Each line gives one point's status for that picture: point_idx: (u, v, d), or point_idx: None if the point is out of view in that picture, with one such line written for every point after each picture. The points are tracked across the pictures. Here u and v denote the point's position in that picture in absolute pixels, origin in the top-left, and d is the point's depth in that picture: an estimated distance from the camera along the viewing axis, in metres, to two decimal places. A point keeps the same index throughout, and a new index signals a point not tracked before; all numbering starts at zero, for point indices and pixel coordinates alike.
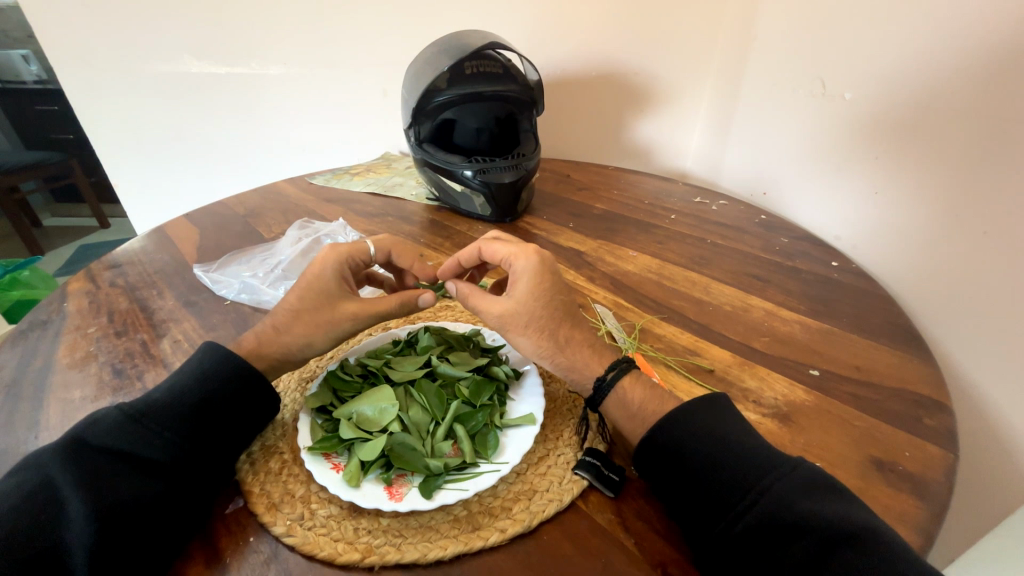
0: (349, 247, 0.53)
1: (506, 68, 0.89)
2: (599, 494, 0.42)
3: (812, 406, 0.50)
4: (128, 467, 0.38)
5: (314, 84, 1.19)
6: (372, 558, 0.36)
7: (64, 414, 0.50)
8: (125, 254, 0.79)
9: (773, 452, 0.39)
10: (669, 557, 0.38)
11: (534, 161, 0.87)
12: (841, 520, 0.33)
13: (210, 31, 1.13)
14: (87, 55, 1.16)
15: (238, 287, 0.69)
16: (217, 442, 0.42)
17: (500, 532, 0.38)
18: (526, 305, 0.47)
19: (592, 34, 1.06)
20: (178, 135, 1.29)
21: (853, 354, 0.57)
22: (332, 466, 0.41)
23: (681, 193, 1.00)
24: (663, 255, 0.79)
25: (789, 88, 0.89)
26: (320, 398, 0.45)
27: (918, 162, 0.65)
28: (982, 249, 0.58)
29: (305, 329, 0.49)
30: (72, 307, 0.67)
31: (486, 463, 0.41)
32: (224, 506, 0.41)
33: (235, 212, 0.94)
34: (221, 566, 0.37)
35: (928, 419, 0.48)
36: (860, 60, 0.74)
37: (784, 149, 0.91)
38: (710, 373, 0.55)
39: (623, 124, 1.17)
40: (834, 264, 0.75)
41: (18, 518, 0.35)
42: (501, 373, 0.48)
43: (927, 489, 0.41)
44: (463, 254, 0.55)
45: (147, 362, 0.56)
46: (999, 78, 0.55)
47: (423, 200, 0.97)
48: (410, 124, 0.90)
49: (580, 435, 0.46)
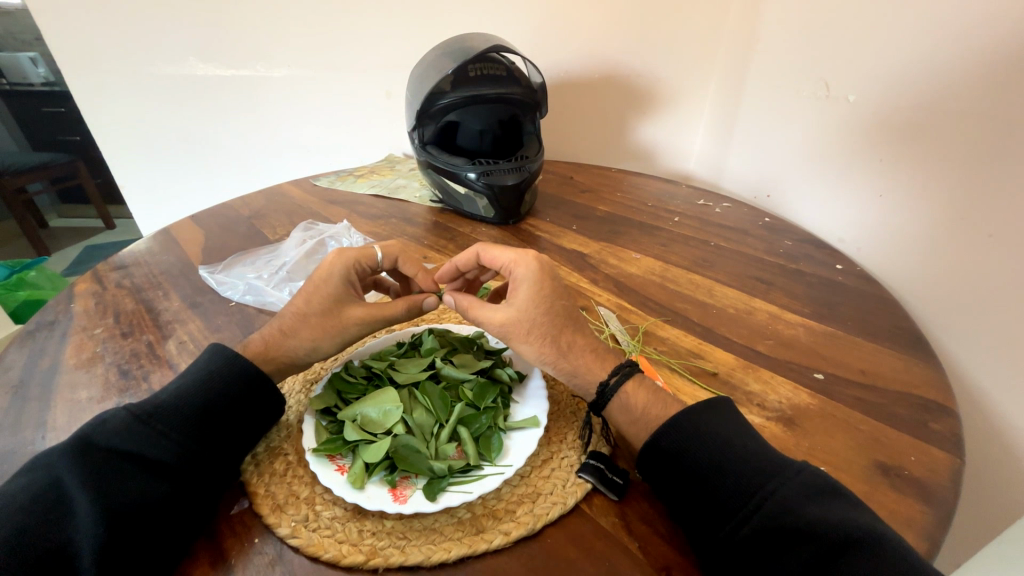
0: (356, 252, 0.53)
1: (509, 71, 0.88)
2: (603, 498, 0.42)
3: (816, 409, 0.50)
4: (136, 468, 0.38)
5: (317, 86, 1.19)
6: (376, 560, 0.36)
7: (71, 414, 0.50)
8: (131, 255, 0.80)
9: (777, 457, 0.39)
10: (673, 561, 0.38)
11: (537, 163, 0.87)
12: (847, 525, 0.33)
13: (214, 34, 1.13)
14: (94, 57, 1.17)
15: (243, 288, 0.69)
16: (222, 443, 0.42)
17: (504, 535, 0.38)
18: (527, 313, 0.47)
19: (594, 37, 1.06)
20: (185, 136, 1.30)
21: (856, 358, 0.57)
22: (336, 468, 0.41)
23: (685, 195, 1.00)
24: (666, 257, 0.79)
25: (791, 89, 0.89)
26: (324, 399, 0.46)
27: (919, 164, 0.66)
28: (986, 251, 0.58)
29: (312, 333, 0.49)
30: (79, 307, 0.67)
31: (490, 466, 0.41)
32: (229, 506, 0.41)
33: (239, 212, 0.95)
34: (226, 566, 0.37)
35: (933, 423, 0.48)
36: (864, 63, 0.74)
37: (786, 151, 0.92)
38: (714, 376, 0.55)
39: (625, 126, 1.17)
40: (838, 267, 0.75)
41: (28, 517, 0.35)
42: (505, 375, 0.49)
43: (933, 494, 0.41)
44: (464, 260, 0.56)
45: (153, 363, 0.56)
46: (1003, 80, 0.55)
47: (426, 201, 0.98)
48: (413, 126, 0.90)
49: (583, 438, 0.47)
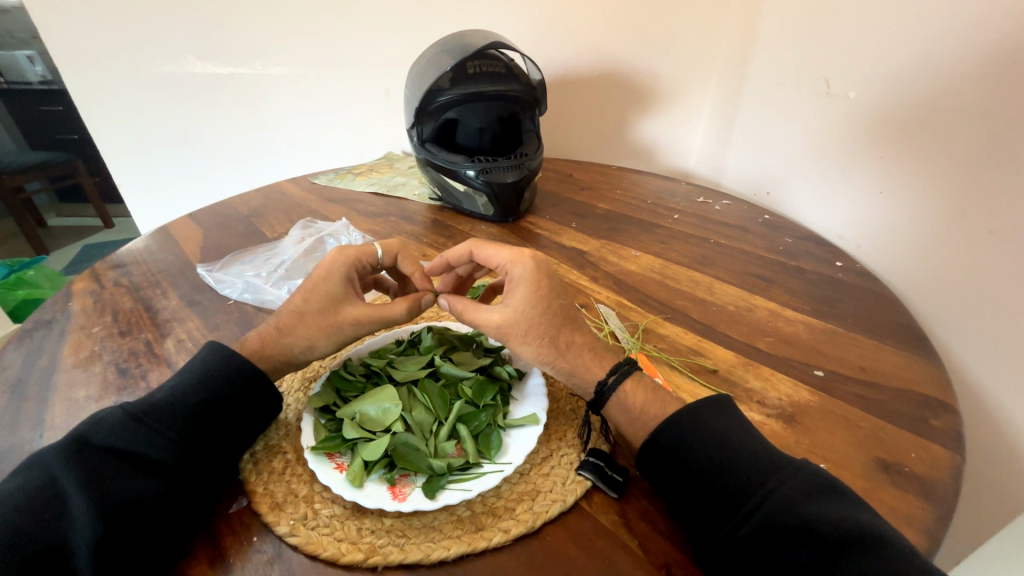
0: (357, 250, 0.52)
1: (508, 68, 0.88)
2: (603, 495, 0.42)
3: (816, 407, 0.50)
4: (132, 468, 0.38)
5: (316, 84, 1.19)
6: (375, 558, 0.36)
7: (69, 414, 0.50)
8: (129, 254, 0.79)
9: (777, 454, 0.39)
10: (673, 558, 0.37)
11: (537, 160, 0.87)
12: (848, 522, 0.33)
13: (212, 32, 1.13)
14: (93, 55, 1.16)
15: (241, 287, 0.69)
16: (218, 442, 0.41)
17: (504, 532, 0.38)
18: (524, 313, 0.47)
19: (594, 34, 1.06)
20: (183, 134, 1.29)
21: (857, 355, 0.57)
22: (335, 466, 0.40)
23: (684, 193, 1.00)
24: (665, 255, 0.78)
25: (791, 86, 0.89)
26: (323, 397, 0.45)
27: (920, 161, 0.65)
28: (987, 248, 0.58)
29: (308, 331, 0.48)
30: (77, 306, 0.67)
31: (489, 463, 0.41)
32: (228, 505, 0.41)
33: (238, 211, 0.94)
34: (224, 565, 0.37)
35: (934, 420, 0.48)
36: (865, 59, 0.74)
37: (786, 149, 0.92)
38: (714, 374, 0.54)
39: (625, 123, 1.16)
40: (838, 264, 0.74)
41: (24, 517, 0.35)
42: (504, 373, 0.49)
43: (933, 491, 0.41)
44: (457, 256, 0.55)
45: (151, 362, 0.56)
46: (1004, 75, 0.55)
47: (425, 200, 0.97)
48: (412, 124, 0.90)
49: (582, 437, 0.46)
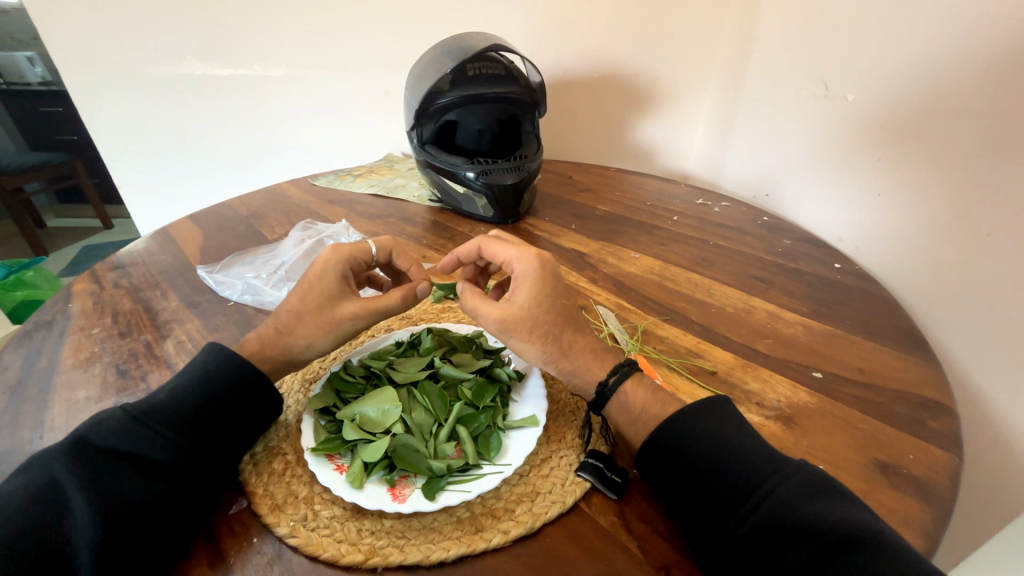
0: (352, 248, 0.53)
1: (508, 70, 0.88)
2: (602, 496, 0.42)
3: (815, 408, 0.50)
4: (133, 467, 0.38)
5: (316, 85, 1.19)
6: (375, 559, 0.36)
7: (68, 414, 0.50)
8: (128, 255, 0.80)
9: (775, 456, 0.39)
10: (671, 559, 0.38)
11: (536, 162, 0.87)
12: (843, 522, 0.33)
13: (212, 34, 1.13)
14: (92, 57, 1.17)
15: (241, 288, 0.69)
16: (218, 442, 0.42)
17: (503, 534, 0.38)
18: (528, 310, 0.47)
19: (593, 36, 1.06)
20: (182, 134, 1.29)
21: (855, 356, 0.57)
22: (335, 467, 0.41)
23: (683, 195, 1.00)
24: (664, 256, 0.79)
25: (789, 89, 0.89)
26: (323, 398, 0.45)
27: (918, 162, 0.66)
28: (983, 250, 0.58)
29: (309, 330, 0.48)
30: (77, 307, 0.67)
31: (489, 465, 0.41)
32: (228, 506, 0.41)
33: (237, 212, 0.94)
34: (224, 566, 0.37)
35: (932, 422, 0.48)
36: (863, 62, 0.74)
37: (784, 150, 0.92)
38: (714, 376, 0.55)
39: (624, 125, 1.17)
40: (837, 266, 0.75)
41: (24, 517, 0.35)
42: (504, 374, 0.49)
43: (930, 492, 0.41)
44: (463, 250, 0.56)
45: (151, 363, 0.56)
46: (1000, 79, 0.55)
47: (424, 201, 0.98)
48: (413, 125, 0.90)
49: (582, 438, 0.46)
